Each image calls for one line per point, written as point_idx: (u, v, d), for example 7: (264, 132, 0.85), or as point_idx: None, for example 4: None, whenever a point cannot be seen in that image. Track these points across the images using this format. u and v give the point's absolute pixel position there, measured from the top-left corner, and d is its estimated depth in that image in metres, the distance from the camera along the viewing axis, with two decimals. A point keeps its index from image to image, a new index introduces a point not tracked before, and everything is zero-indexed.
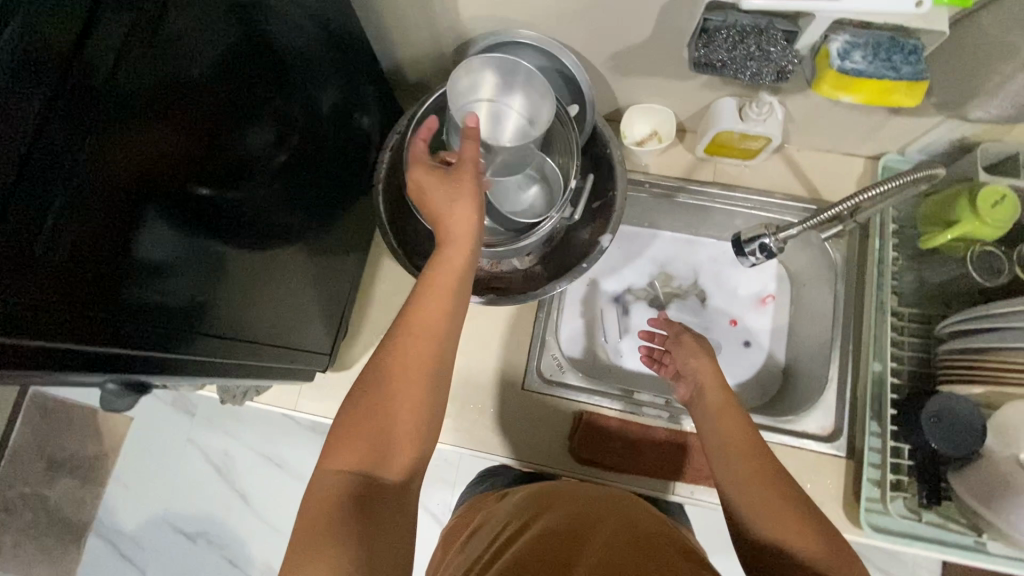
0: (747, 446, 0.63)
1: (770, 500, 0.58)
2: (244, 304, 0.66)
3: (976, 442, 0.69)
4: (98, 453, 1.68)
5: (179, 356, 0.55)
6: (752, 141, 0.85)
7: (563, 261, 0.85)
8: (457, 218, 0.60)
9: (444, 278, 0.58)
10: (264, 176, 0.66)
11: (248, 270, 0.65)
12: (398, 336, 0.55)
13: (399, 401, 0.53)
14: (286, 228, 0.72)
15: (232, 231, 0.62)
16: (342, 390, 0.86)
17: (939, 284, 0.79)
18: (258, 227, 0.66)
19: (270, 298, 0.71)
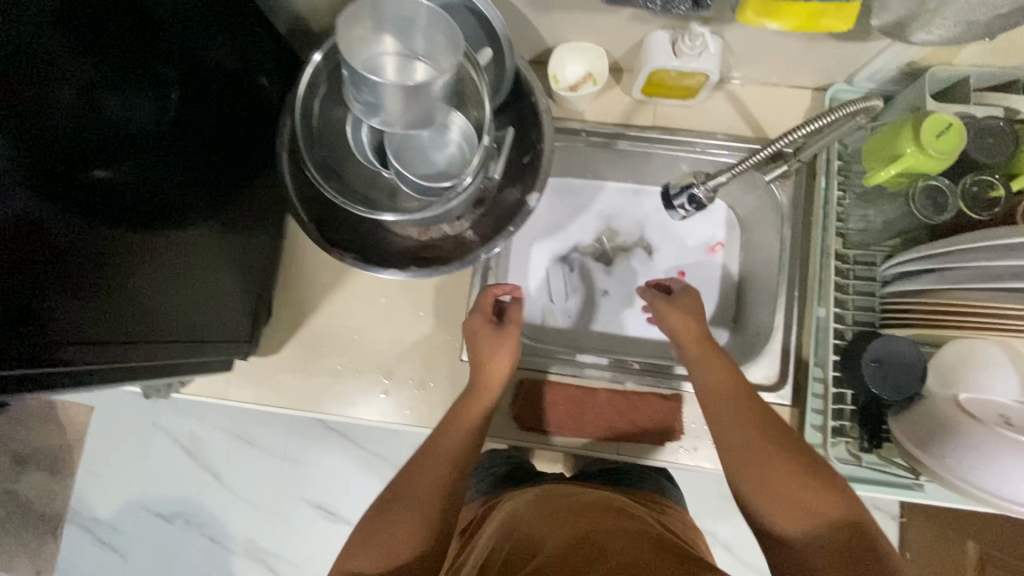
0: (734, 397, 0.66)
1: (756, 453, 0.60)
2: (154, 303, 0.61)
3: (915, 382, 0.69)
4: (63, 444, 1.65)
5: (52, 367, 0.48)
6: (689, 78, 0.78)
7: (494, 224, 0.80)
8: (495, 364, 0.73)
9: (472, 408, 0.71)
10: (142, 151, 0.59)
11: (153, 263, 0.60)
12: (425, 452, 0.66)
13: (422, 505, 0.61)
14: (192, 211, 0.66)
15: (128, 221, 0.56)
16: (272, 375, 0.83)
17: (884, 221, 0.76)
18: (158, 213, 0.61)
19: (172, 291, 0.64)
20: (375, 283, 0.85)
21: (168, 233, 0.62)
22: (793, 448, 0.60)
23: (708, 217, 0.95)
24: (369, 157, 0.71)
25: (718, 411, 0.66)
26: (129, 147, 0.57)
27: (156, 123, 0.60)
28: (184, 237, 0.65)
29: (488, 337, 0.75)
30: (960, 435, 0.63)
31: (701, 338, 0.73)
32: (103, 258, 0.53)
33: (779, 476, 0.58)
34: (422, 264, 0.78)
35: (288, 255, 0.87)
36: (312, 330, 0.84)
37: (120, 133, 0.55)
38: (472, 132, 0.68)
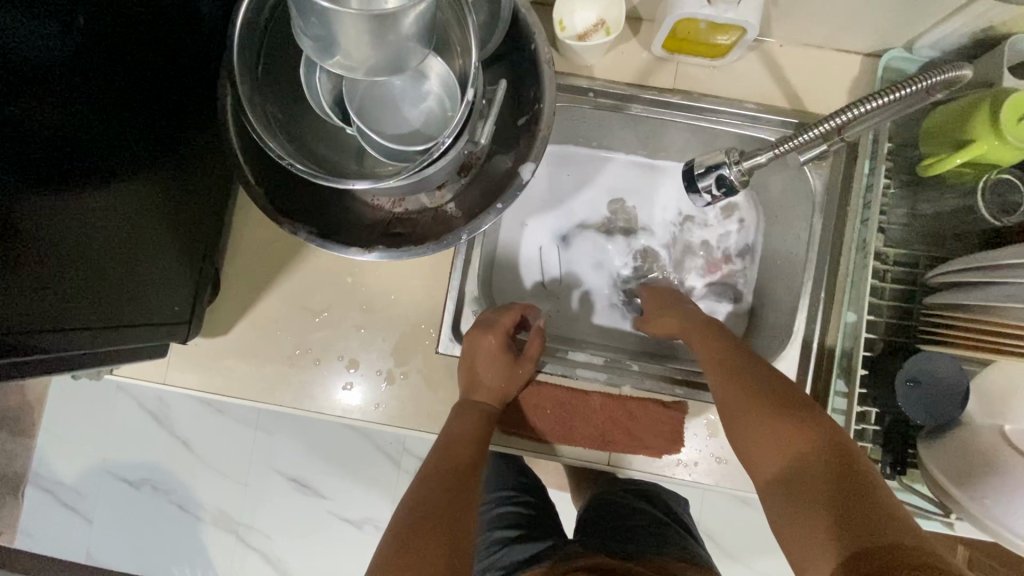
0: (720, 358, 0.62)
1: (743, 403, 0.56)
2: (85, 280, 0.51)
3: (954, 408, 0.60)
4: (21, 403, 1.52)
5: None
6: (721, 32, 0.65)
7: (480, 198, 0.68)
8: (491, 373, 0.69)
9: (467, 424, 0.66)
10: (56, 92, 0.46)
11: (62, 228, 0.48)
12: (428, 477, 0.60)
13: (444, 513, 0.55)
14: (119, 170, 0.53)
15: (27, 179, 0.44)
16: (220, 360, 0.72)
17: (935, 216, 0.65)
18: (68, 171, 0.48)
19: (108, 266, 0.54)
20: (340, 258, 0.73)
21: (86, 195, 0.50)
22: (775, 391, 0.56)
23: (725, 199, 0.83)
24: (326, 109, 0.57)
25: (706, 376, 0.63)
26: (26, 86, 0.43)
27: (72, 55, 0.47)
28: (109, 197, 0.52)
29: (502, 356, 0.69)
30: (1004, 473, 0.55)
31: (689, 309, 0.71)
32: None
33: (758, 427, 0.54)
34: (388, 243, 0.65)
35: (239, 220, 0.75)
36: (264, 310, 0.73)
37: (16, 67, 0.42)
38: (453, 82, 0.57)
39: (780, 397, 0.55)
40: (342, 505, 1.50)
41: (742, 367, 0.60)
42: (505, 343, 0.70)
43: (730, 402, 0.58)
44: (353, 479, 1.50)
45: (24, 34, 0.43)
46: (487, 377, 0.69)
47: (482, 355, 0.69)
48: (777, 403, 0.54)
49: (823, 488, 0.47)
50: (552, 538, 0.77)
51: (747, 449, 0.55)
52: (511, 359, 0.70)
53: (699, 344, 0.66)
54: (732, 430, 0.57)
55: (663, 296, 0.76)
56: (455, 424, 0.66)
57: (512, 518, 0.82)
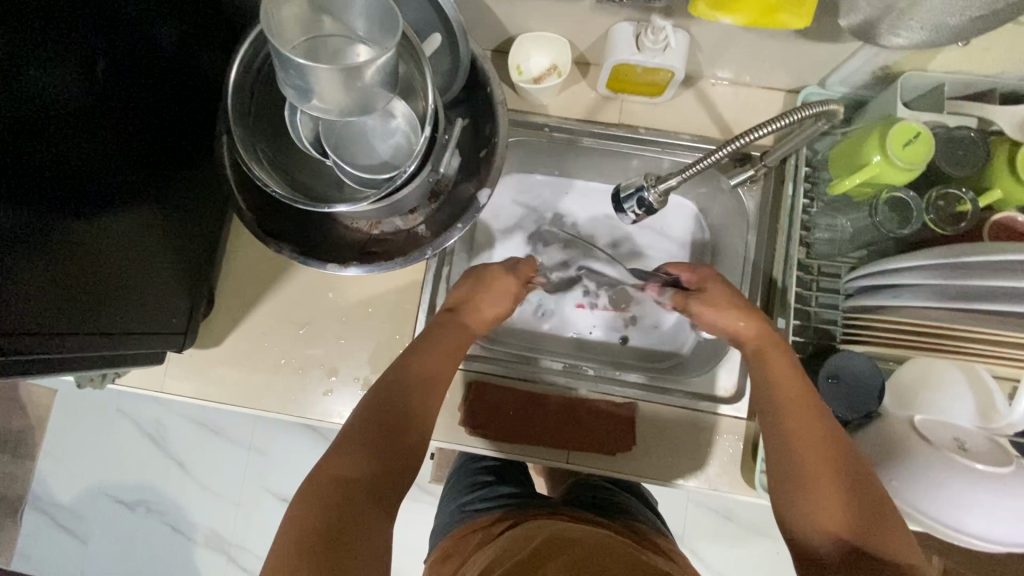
0: (802, 403, 0.61)
1: (823, 459, 0.57)
2: (106, 277, 0.61)
3: (872, 402, 0.67)
4: (24, 427, 1.57)
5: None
6: (654, 74, 0.75)
7: (446, 219, 0.76)
8: (489, 302, 0.76)
9: (456, 329, 0.72)
10: (86, 133, 0.55)
11: (78, 239, 0.56)
12: (415, 359, 0.66)
13: (411, 412, 0.62)
14: (129, 196, 0.62)
15: (62, 205, 0.54)
16: (212, 368, 0.80)
17: (852, 232, 0.73)
18: (91, 200, 0.57)
19: (126, 269, 0.63)
20: (326, 275, 0.81)
21: (105, 217, 0.59)
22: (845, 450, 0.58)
23: (677, 219, 0.92)
24: (307, 144, 0.66)
25: (778, 415, 0.61)
26: (66, 129, 0.53)
27: (89, 101, 0.55)
28: (122, 217, 0.61)
29: (500, 283, 0.77)
30: (908, 459, 0.61)
31: (761, 325, 0.70)
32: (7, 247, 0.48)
33: (818, 497, 0.55)
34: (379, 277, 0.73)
35: (234, 242, 0.83)
36: (254, 324, 0.81)
37: (56, 114, 0.52)
38: (416, 121, 0.66)
39: (846, 462, 0.58)
40: None
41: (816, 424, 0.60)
42: (509, 279, 0.78)
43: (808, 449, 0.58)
44: None
45: (67, 88, 0.53)
46: (482, 305, 0.75)
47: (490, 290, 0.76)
48: (846, 470, 0.57)
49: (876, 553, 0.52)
50: (517, 485, 0.88)
51: (797, 498, 0.57)
52: (505, 293, 0.77)
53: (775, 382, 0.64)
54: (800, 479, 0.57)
55: (717, 285, 0.74)
56: (439, 330, 0.71)
57: (488, 468, 0.93)
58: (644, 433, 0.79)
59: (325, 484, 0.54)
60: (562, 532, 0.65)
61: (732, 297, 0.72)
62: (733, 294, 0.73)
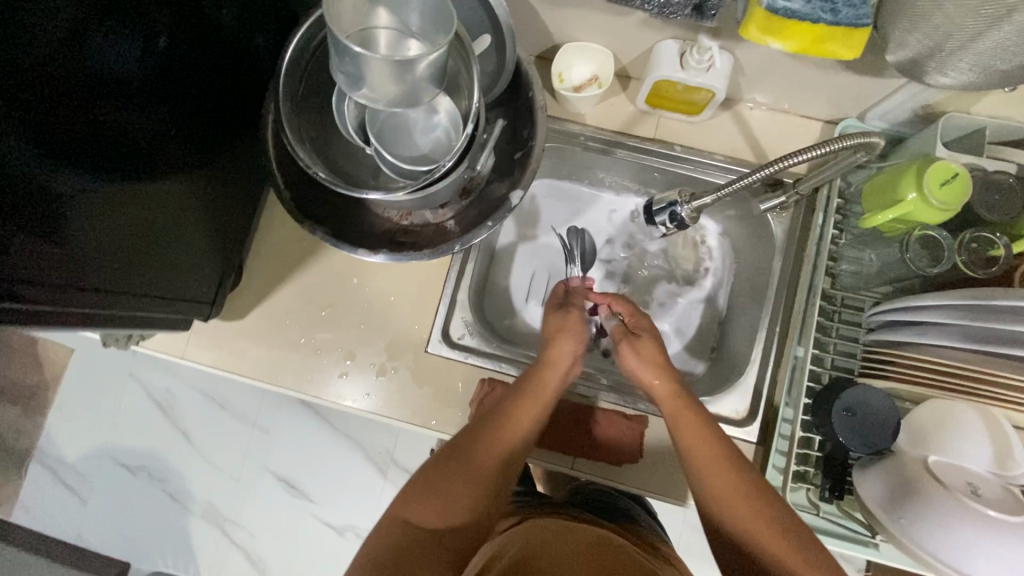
0: (719, 464, 0.64)
1: (745, 508, 0.61)
2: (149, 258, 0.65)
3: (886, 439, 0.66)
4: (39, 382, 1.61)
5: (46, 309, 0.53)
6: (693, 93, 0.76)
7: (476, 217, 0.78)
8: (563, 357, 0.75)
9: (539, 386, 0.72)
10: (144, 105, 0.58)
11: (130, 213, 0.60)
12: (495, 418, 0.69)
13: (484, 469, 0.65)
14: (176, 170, 0.65)
15: (119, 170, 0.57)
16: (233, 341, 0.81)
17: (879, 267, 0.73)
18: (143, 166, 0.60)
19: (167, 249, 0.67)
20: (352, 260, 0.83)
21: (153, 189, 0.62)
22: (756, 485, 0.63)
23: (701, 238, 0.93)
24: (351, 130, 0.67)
25: (699, 478, 0.65)
26: (129, 97, 0.56)
27: (150, 73, 0.58)
28: (168, 196, 0.65)
29: (571, 327, 0.77)
30: (920, 500, 0.60)
31: (670, 383, 0.71)
32: (53, 204, 0.50)
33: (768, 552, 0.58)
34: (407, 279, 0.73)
35: (266, 221, 0.85)
36: (278, 301, 0.83)
37: (122, 81, 0.54)
38: (459, 118, 0.67)
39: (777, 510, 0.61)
40: (326, 509, 1.55)
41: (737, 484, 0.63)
42: (579, 328, 0.77)
43: (718, 488, 0.63)
44: (342, 486, 1.56)
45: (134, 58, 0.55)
46: (556, 355, 0.75)
47: (564, 331, 0.76)
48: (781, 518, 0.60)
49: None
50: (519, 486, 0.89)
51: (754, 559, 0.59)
52: (574, 337, 0.76)
53: (686, 443, 0.67)
54: (718, 515, 0.63)
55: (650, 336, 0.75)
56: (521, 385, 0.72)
57: None
58: (653, 448, 0.79)
59: (392, 524, 0.61)
60: (567, 542, 0.64)
61: (657, 350, 0.74)
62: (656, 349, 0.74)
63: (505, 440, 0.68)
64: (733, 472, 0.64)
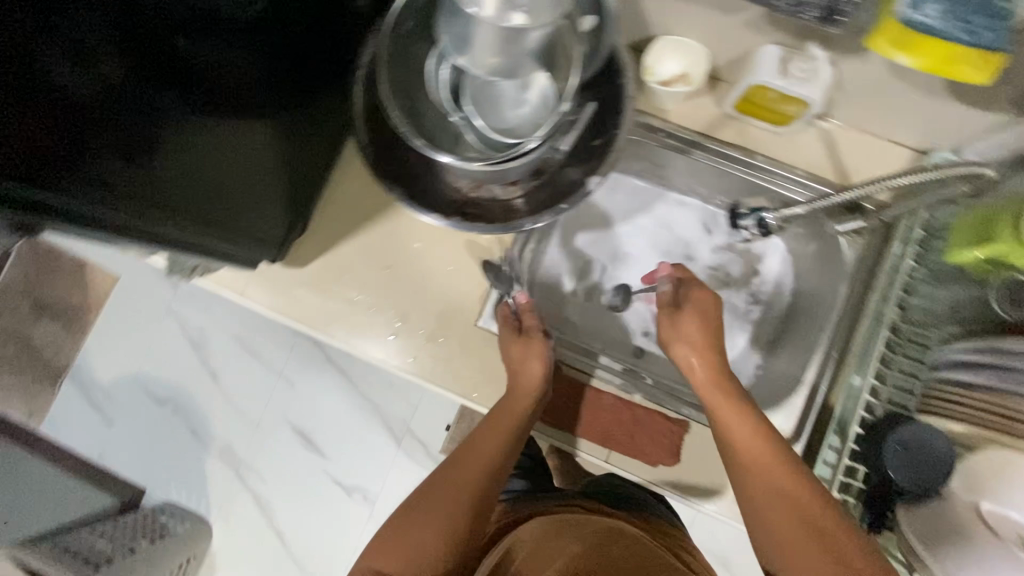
0: (759, 457, 0.68)
1: (780, 502, 0.65)
2: (231, 194, 0.69)
3: (939, 481, 0.65)
4: (83, 303, 1.67)
5: (141, 227, 0.58)
6: (786, 104, 0.74)
7: (548, 198, 0.77)
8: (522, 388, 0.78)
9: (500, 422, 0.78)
10: (255, 48, 0.60)
11: (224, 149, 0.63)
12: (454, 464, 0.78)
13: (442, 511, 0.73)
14: (270, 114, 0.67)
15: (220, 103, 0.60)
16: (291, 287, 0.83)
17: (952, 305, 0.70)
18: (245, 106, 0.63)
19: (252, 190, 0.71)
20: (416, 224, 0.84)
21: (252, 130, 0.65)
22: (806, 484, 0.66)
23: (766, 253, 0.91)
24: (446, 98, 0.70)
25: (740, 469, 0.69)
26: (240, 36, 0.58)
27: (267, 18, 0.60)
28: (262, 141, 0.68)
29: (530, 345, 0.80)
30: (966, 546, 0.60)
31: (710, 369, 0.76)
32: (99, 103, 0.48)
33: (800, 550, 0.62)
34: (486, 263, 0.80)
35: (338, 175, 0.86)
36: (339, 255, 0.84)
37: (238, 22, 0.57)
38: (551, 99, 0.66)
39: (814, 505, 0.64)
40: (338, 467, 1.58)
41: (772, 474, 0.67)
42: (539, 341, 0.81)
43: (762, 482, 0.67)
44: (357, 447, 1.59)
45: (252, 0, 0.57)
46: (522, 372, 0.78)
47: (529, 354, 0.79)
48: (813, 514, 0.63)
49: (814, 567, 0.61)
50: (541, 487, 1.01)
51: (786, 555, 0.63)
52: (539, 357, 0.80)
53: (728, 433, 0.71)
54: (751, 503, 0.68)
55: (693, 314, 0.79)
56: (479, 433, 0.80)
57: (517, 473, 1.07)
58: (690, 454, 0.78)
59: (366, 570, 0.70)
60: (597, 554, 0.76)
61: (699, 328, 0.78)
62: (700, 330, 0.78)
63: (458, 485, 0.76)
64: (778, 463, 0.67)
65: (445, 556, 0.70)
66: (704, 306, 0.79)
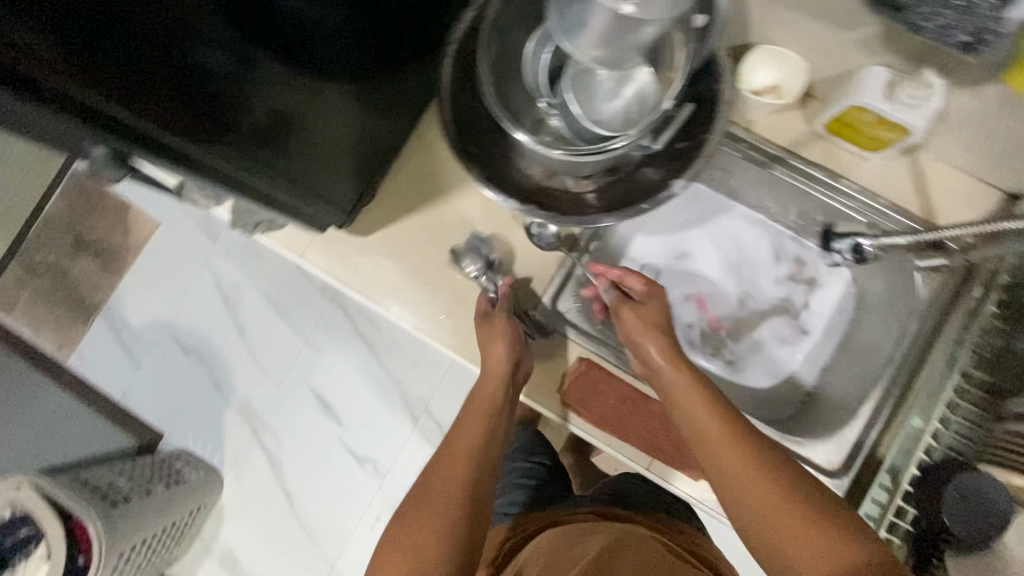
0: (720, 436, 0.66)
1: (755, 483, 0.63)
2: (307, 153, 0.68)
3: (995, 534, 0.63)
4: (124, 244, 1.70)
5: (220, 174, 0.58)
6: (884, 130, 0.72)
7: (623, 196, 0.75)
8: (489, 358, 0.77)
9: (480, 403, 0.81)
10: (362, 12, 0.59)
11: (306, 105, 0.63)
12: (446, 449, 0.78)
13: (443, 493, 0.72)
14: (357, 76, 0.66)
15: (313, 61, 0.59)
16: (350, 253, 0.83)
17: None
18: (336, 64, 0.62)
19: (327, 151, 0.71)
20: (482, 208, 0.83)
21: (335, 89, 0.65)
22: (779, 464, 0.64)
23: (832, 286, 0.87)
24: (538, 84, 0.70)
25: (712, 457, 0.66)
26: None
27: None
28: (343, 102, 0.67)
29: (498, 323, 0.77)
30: None
31: (659, 349, 0.73)
32: (203, 45, 0.48)
33: (790, 531, 0.60)
34: (454, 251, 0.82)
35: (410, 148, 0.85)
36: (401, 228, 0.83)
37: None
38: (649, 96, 0.65)
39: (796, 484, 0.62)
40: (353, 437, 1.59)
41: (735, 452, 0.65)
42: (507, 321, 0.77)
43: (728, 462, 0.65)
44: (373, 422, 1.58)
45: None
46: (490, 351, 0.76)
47: (499, 332, 0.76)
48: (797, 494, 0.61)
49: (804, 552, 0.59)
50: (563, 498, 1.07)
51: (781, 544, 0.60)
52: (505, 329, 0.77)
53: (697, 420, 0.68)
54: (730, 492, 0.64)
55: (654, 301, 0.78)
56: (469, 419, 0.81)
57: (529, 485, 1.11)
58: None
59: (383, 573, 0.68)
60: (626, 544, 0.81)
61: (659, 314, 0.77)
62: (655, 312, 0.77)
63: (453, 466, 0.75)
64: (745, 445, 0.65)
65: (456, 534, 0.69)
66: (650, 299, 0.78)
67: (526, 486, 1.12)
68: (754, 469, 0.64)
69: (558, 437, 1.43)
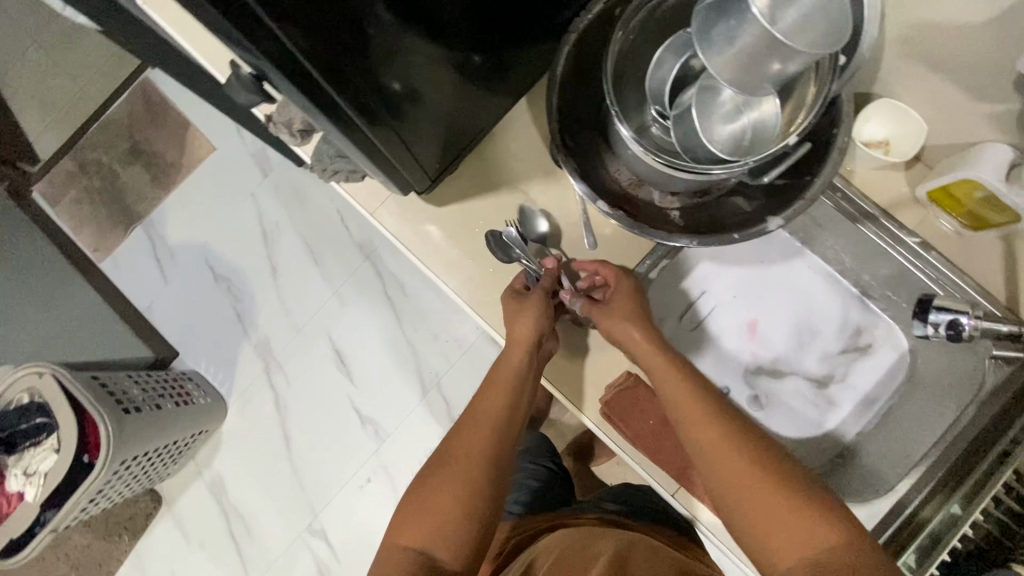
0: (700, 419, 0.70)
1: (736, 467, 0.67)
2: (414, 112, 0.67)
3: None
4: (176, 161, 1.71)
5: (334, 104, 0.56)
6: (993, 210, 0.70)
7: (710, 220, 0.74)
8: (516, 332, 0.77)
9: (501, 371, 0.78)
10: None
11: (426, 59, 0.62)
12: (467, 422, 0.77)
13: (460, 471, 0.73)
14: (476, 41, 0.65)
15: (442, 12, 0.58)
16: (422, 220, 0.84)
17: None
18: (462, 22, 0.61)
19: (433, 114, 0.70)
20: (561, 203, 0.83)
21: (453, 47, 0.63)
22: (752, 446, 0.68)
23: (879, 360, 0.84)
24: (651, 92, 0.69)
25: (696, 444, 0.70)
26: None
27: None
28: (456, 64, 0.66)
29: (525, 303, 0.77)
30: None
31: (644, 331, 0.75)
32: None
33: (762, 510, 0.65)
34: (491, 235, 0.81)
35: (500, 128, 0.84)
36: (475, 206, 0.84)
37: None
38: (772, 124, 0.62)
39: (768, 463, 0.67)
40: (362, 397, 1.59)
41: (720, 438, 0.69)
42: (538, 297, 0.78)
43: (710, 447, 0.69)
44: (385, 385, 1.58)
45: None
46: (518, 324, 0.77)
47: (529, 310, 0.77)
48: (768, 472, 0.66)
49: (773, 528, 0.64)
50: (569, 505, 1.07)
51: (751, 523, 0.65)
52: (532, 305, 0.77)
53: (681, 402, 0.72)
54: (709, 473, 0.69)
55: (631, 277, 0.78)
56: (489, 389, 0.79)
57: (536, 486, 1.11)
58: None
59: (399, 546, 0.71)
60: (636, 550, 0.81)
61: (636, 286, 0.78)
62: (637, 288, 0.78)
63: (470, 444, 0.75)
64: (726, 429, 0.69)
65: (466, 516, 0.70)
66: (620, 287, 0.78)
67: (531, 485, 1.12)
68: (740, 446, 0.68)
69: (565, 440, 1.42)
